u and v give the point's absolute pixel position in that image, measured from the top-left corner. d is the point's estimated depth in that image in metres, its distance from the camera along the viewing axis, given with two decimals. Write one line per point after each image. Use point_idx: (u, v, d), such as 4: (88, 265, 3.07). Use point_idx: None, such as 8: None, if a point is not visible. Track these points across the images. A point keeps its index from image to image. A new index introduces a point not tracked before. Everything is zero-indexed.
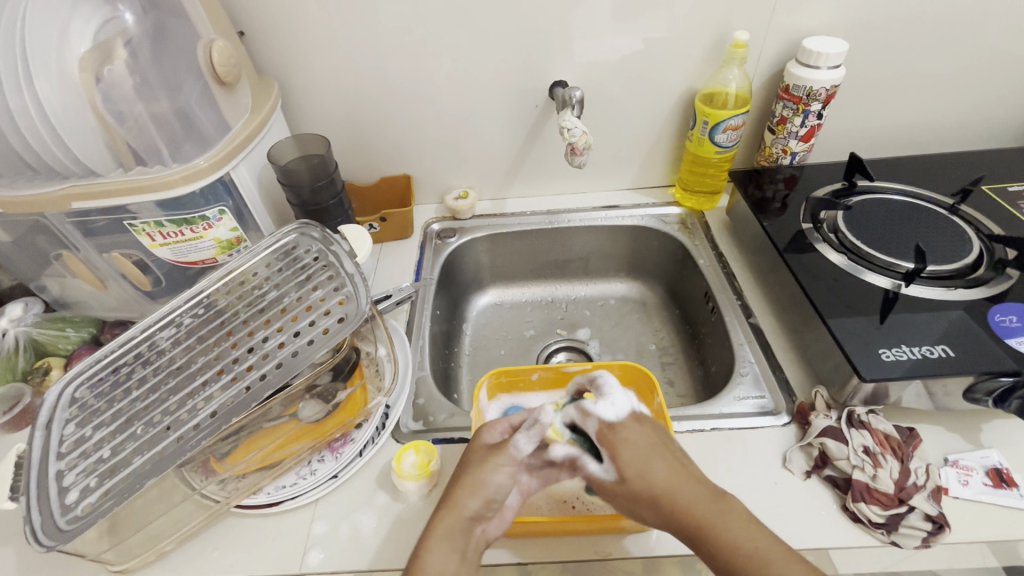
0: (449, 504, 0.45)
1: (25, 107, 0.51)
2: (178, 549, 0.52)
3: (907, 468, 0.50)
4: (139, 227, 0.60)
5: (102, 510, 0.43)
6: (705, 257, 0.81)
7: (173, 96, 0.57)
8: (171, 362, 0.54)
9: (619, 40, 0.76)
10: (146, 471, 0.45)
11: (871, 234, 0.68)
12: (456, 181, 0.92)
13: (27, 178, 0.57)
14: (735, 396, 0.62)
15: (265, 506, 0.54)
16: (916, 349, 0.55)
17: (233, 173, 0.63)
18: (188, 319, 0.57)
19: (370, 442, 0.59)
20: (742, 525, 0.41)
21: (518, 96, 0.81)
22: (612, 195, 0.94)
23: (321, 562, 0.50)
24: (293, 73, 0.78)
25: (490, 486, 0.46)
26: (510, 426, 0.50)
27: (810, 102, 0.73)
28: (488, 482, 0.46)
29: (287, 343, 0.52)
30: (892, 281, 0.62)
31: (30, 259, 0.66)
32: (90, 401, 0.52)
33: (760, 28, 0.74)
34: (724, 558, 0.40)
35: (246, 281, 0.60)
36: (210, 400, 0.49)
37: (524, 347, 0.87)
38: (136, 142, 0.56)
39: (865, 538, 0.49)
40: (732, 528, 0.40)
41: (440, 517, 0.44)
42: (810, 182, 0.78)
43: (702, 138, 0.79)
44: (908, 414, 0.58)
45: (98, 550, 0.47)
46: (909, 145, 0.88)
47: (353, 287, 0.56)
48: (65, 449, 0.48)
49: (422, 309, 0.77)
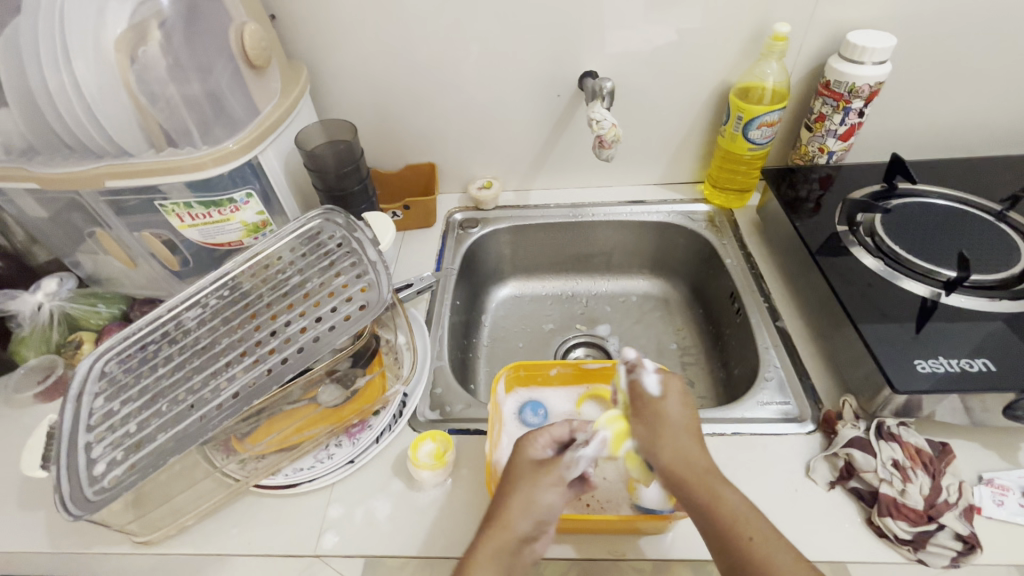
0: (494, 525, 0.41)
1: (64, 85, 0.52)
2: (198, 524, 0.53)
3: (939, 484, 0.49)
4: (169, 207, 0.61)
5: (127, 483, 0.44)
6: (733, 256, 0.79)
7: (205, 77, 0.57)
8: (196, 341, 0.55)
9: (653, 30, 0.74)
10: (170, 448, 0.46)
11: (911, 239, 0.65)
12: (481, 171, 0.91)
13: (63, 156, 0.58)
14: (758, 400, 0.60)
15: (282, 487, 0.55)
16: (954, 362, 0.53)
17: (261, 157, 0.64)
18: (214, 300, 0.59)
19: (387, 429, 0.59)
20: (765, 519, 0.40)
21: (547, 85, 0.80)
22: (638, 190, 0.92)
23: (336, 545, 0.51)
24: (322, 57, 0.78)
25: (540, 504, 0.42)
26: (554, 439, 0.46)
27: (852, 99, 0.70)
28: (540, 495, 0.42)
29: (309, 327, 0.53)
30: (931, 289, 0.59)
31: (65, 235, 0.68)
32: (119, 375, 0.53)
33: (802, 20, 0.71)
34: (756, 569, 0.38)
35: (270, 265, 0.61)
36: (233, 380, 0.50)
37: (543, 340, 0.86)
38: (168, 123, 0.57)
39: (890, 553, 0.47)
40: (777, 556, 0.38)
41: (488, 534, 0.41)
42: (847, 183, 0.75)
43: (735, 134, 0.77)
44: (941, 428, 0.55)
45: (123, 521, 0.49)
46: (953, 147, 0.84)
47: (375, 274, 0.56)
48: (94, 422, 0.49)
49: (443, 298, 0.76)
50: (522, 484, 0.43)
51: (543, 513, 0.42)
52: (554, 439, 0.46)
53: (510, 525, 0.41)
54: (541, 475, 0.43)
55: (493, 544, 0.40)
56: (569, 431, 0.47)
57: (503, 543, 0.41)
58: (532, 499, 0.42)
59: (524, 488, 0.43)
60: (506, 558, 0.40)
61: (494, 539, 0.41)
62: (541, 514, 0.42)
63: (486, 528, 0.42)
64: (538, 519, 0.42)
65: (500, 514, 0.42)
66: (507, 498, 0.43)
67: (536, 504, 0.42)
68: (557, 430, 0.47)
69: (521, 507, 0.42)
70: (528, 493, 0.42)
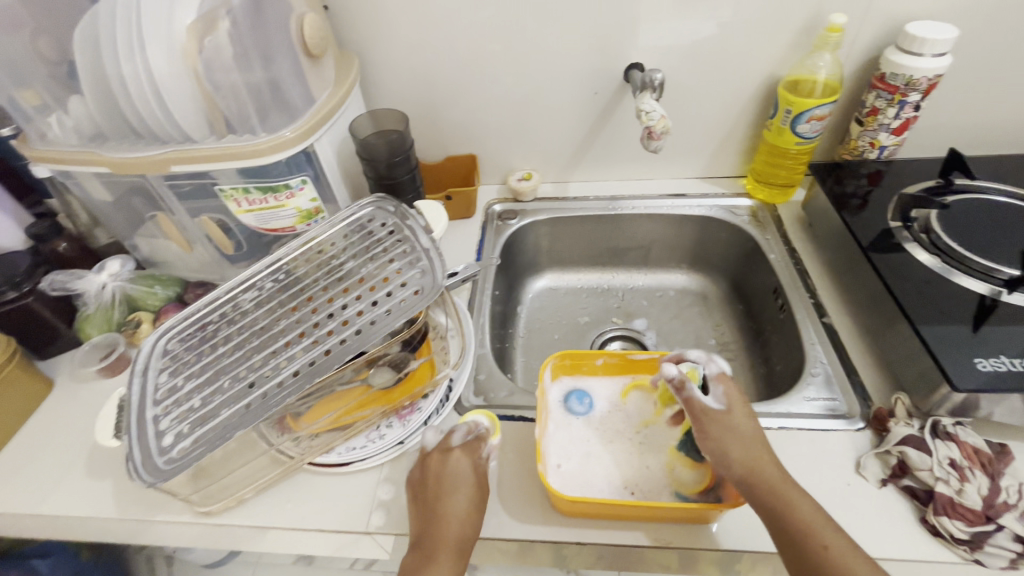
0: (436, 529, 0.46)
1: (137, 73, 0.54)
2: (255, 498, 0.55)
3: (998, 485, 0.47)
4: (227, 193, 0.63)
5: (195, 454, 0.47)
6: (777, 251, 0.78)
7: (267, 66, 0.58)
8: (254, 322, 0.57)
9: (702, 21, 0.73)
10: (234, 422, 0.48)
11: (968, 236, 0.64)
12: (520, 163, 0.92)
13: (131, 142, 0.61)
14: (804, 395, 0.60)
15: (336, 465, 0.57)
16: (1016, 361, 0.51)
17: (316, 146, 0.65)
18: (269, 284, 0.61)
19: (435, 412, 0.60)
20: (837, 526, 0.42)
21: (591, 77, 0.80)
22: (678, 183, 0.91)
23: (386, 524, 0.53)
24: (370, 48, 0.79)
25: (459, 497, 0.48)
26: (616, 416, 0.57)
27: (908, 92, 0.69)
28: (455, 495, 0.48)
29: (365, 311, 0.53)
30: (991, 287, 0.58)
31: (127, 218, 0.71)
32: (181, 353, 0.56)
33: (859, 11, 0.70)
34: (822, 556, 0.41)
35: (323, 251, 0.62)
36: (292, 360, 0.52)
37: (580, 332, 0.87)
38: (230, 110, 0.58)
39: (945, 552, 0.47)
40: (828, 526, 0.42)
41: (437, 534, 0.45)
42: (899, 178, 0.74)
43: (783, 128, 0.76)
44: (998, 429, 0.54)
45: (186, 492, 0.52)
46: (1010, 143, 0.82)
47: (429, 261, 0.57)
48: (161, 396, 0.52)
49: (484, 288, 0.77)
50: (454, 488, 0.48)
51: (471, 509, 0.47)
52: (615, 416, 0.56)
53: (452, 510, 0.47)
54: (465, 482, 0.48)
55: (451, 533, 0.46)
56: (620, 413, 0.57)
57: (448, 542, 0.45)
58: (453, 498, 0.47)
59: (445, 485, 0.48)
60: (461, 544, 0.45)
61: (438, 540, 0.45)
62: (459, 517, 0.47)
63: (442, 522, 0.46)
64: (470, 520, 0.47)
65: (440, 516, 0.46)
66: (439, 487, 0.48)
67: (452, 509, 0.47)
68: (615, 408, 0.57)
69: (452, 506, 0.47)
70: (449, 489, 0.48)
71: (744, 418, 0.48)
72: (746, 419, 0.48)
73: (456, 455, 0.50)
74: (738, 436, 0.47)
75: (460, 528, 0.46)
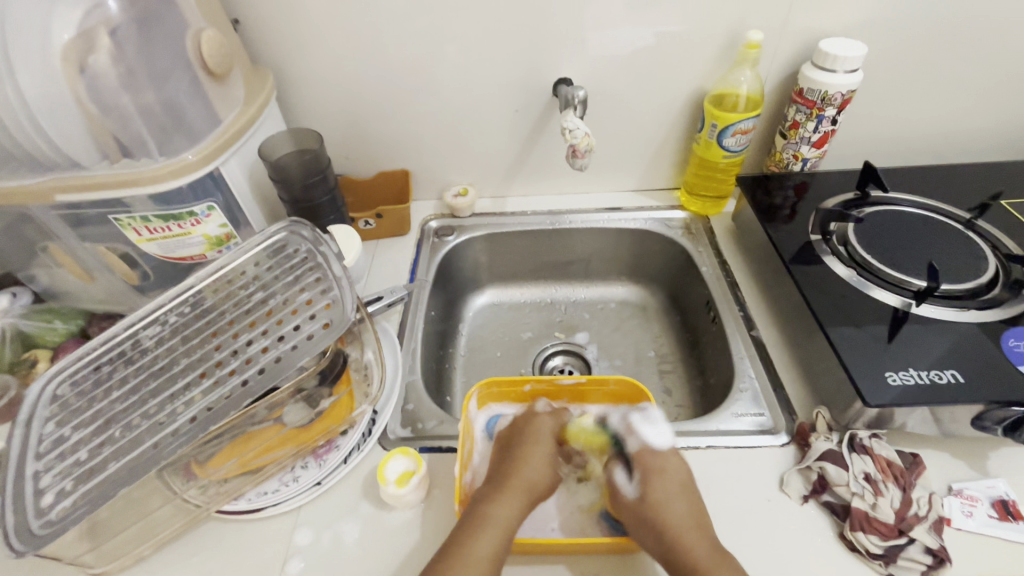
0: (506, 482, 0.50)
1: (7, 95, 0.49)
2: (157, 554, 0.51)
3: (909, 497, 0.49)
4: (125, 221, 0.59)
5: (75, 516, 0.42)
6: (709, 264, 0.79)
7: (160, 86, 0.55)
8: (154, 362, 0.53)
9: (626, 37, 0.73)
10: (122, 477, 0.44)
11: (882, 248, 0.65)
12: (457, 178, 0.90)
13: (11, 169, 0.56)
14: (732, 412, 0.60)
15: (245, 513, 0.53)
16: (923, 373, 0.53)
17: (223, 168, 0.62)
18: (174, 318, 0.56)
19: (356, 449, 0.57)
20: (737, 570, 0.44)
21: (522, 91, 0.79)
22: (615, 196, 0.91)
23: (302, 572, 0.50)
24: (289, 62, 0.75)
25: (534, 473, 0.51)
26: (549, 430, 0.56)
27: (824, 106, 0.70)
28: (532, 473, 0.51)
29: (271, 347, 0.51)
30: (902, 299, 0.60)
31: (18, 248, 0.65)
32: (71, 399, 0.51)
33: (775, 29, 0.71)
34: None
35: (234, 280, 0.59)
36: (190, 404, 0.48)
37: (521, 349, 0.85)
38: (122, 135, 0.54)
39: (862, 567, 0.47)
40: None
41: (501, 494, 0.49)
42: (821, 190, 0.75)
43: (710, 141, 0.76)
44: (912, 438, 0.55)
45: (76, 553, 0.47)
46: (924, 153, 0.85)
47: (340, 290, 0.54)
48: (42, 449, 0.47)
49: (417, 309, 0.75)
50: (522, 466, 0.51)
51: (536, 485, 0.51)
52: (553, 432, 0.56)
53: (512, 486, 0.49)
54: (522, 459, 0.52)
55: (491, 511, 0.47)
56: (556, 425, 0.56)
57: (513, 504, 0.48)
58: (526, 477, 0.50)
59: (525, 464, 0.52)
60: (504, 524, 0.47)
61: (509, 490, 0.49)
62: (532, 490, 0.50)
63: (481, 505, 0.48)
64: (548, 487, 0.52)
65: (515, 474, 0.50)
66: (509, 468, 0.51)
67: (523, 486, 0.50)
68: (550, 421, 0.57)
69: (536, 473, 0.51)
70: (524, 468, 0.51)
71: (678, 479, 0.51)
72: (688, 486, 0.51)
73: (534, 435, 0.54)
74: (677, 494, 0.49)
75: (511, 505, 0.48)
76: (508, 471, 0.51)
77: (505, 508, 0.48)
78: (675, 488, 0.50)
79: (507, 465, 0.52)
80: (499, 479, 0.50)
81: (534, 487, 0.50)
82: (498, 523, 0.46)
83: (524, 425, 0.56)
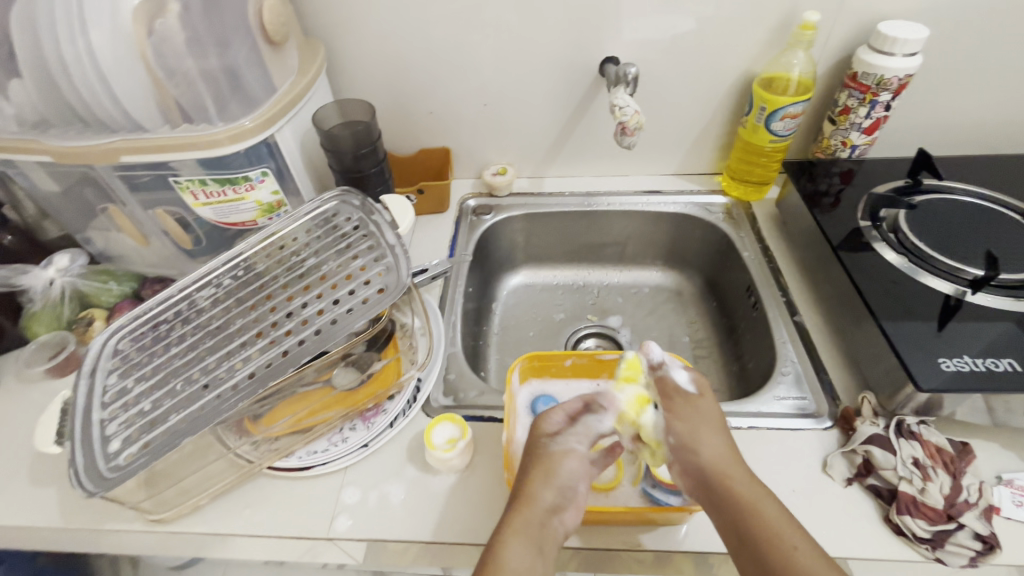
0: (522, 499, 0.45)
1: (80, 57, 0.51)
2: (212, 504, 0.53)
3: (959, 483, 0.48)
4: (183, 184, 0.60)
5: (142, 462, 0.44)
6: (750, 250, 0.78)
7: (223, 52, 0.56)
8: (210, 321, 0.54)
9: (677, 17, 0.72)
10: (185, 427, 0.45)
11: (935, 236, 0.64)
12: (496, 157, 0.90)
13: (77, 130, 0.57)
14: (774, 395, 0.60)
15: (296, 470, 0.54)
16: (979, 361, 0.52)
17: (277, 136, 0.63)
18: (228, 281, 0.58)
19: (401, 414, 0.59)
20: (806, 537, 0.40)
21: (567, 69, 0.78)
22: (654, 180, 0.91)
23: (349, 529, 0.51)
24: (338, 36, 0.76)
25: (560, 474, 0.46)
26: (566, 414, 0.50)
27: (879, 91, 0.69)
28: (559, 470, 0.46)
29: (326, 310, 0.53)
30: (956, 287, 0.59)
31: (76, 210, 0.68)
32: (132, 353, 0.52)
33: (831, 10, 0.70)
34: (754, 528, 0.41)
35: (285, 246, 0.60)
36: (248, 361, 0.50)
37: (554, 329, 0.86)
38: (184, 99, 0.56)
39: (907, 552, 0.47)
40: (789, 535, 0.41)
41: (515, 513, 0.44)
42: (869, 177, 0.74)
43: (757, 125, 0.75)
44: (961, 427, 0.55)
45: (136, 499, 0.49)
46: (976, 143, 0.83)
47: (394, 258, 0.56)
48: (108, 399, 0.48)
49: (456, 285, 0.76)
50: (540, 462, 0.47)
51: (564, 482, 0.46)
52: (567, 415, 0.50)
53: (535, 499, 0.44)
54: (547, 457, 0.47)
55: (521, 522, 0.43)
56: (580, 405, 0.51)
57: (531, 517, 0.43)
58: (549, 477, 0.46)
59: (541, 462, 0.47)
60: (536, 535, 0.43)
61: (523, 512, 0.44)
62: (560, 496, 0.45)
63: (506, 517, 0.44)
64: (560, 489, 0.45)
65: (527, 491, 0.45)
66: (530, 472, 0.46)
67: (546, 498, 0.45)
68: (569, 406, 0.51)
69: (543, 478, 0.46)
70: (548, 464, 0.47)
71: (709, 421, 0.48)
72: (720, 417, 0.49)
73: (546, 452, 0.47)
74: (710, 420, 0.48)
75: (538, 506, 0.44)
76: (529, 475, 0.46)
77: (531, 513, 0.44)
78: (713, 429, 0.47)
79: (526, 465, 0.47)
80: (524, 485, 0.46)
81: (566, 492, 0.46)
82: (531, 534, 0.43)
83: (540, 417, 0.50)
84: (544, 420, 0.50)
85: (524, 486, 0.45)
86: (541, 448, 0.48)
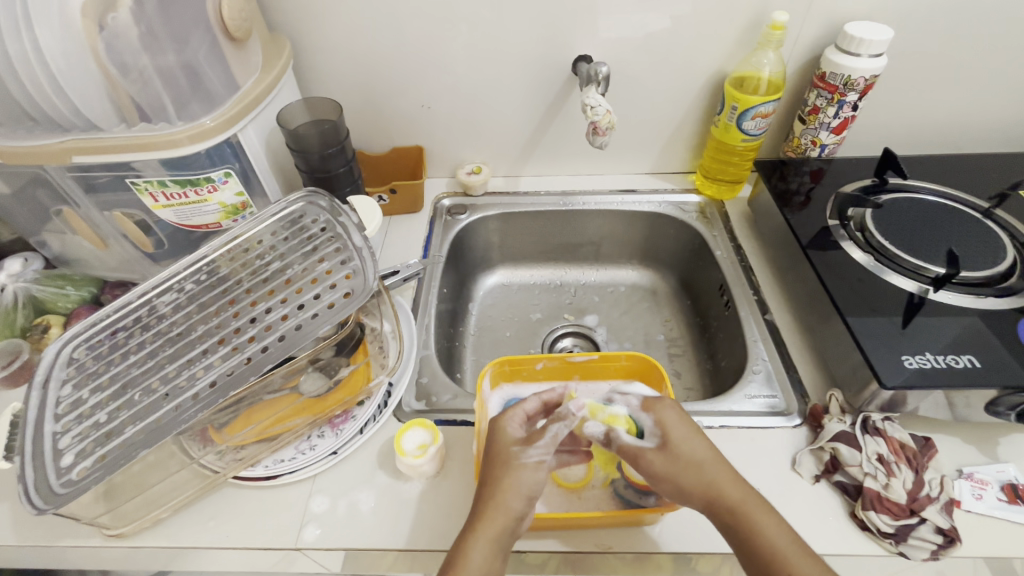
0: (489, 508, 0.43)
1: (25, 53, 0.49)
2: (174, 517, 0.52)
3: (922, 479, 0.49)
4: (142, 186, 0.58)
5: (97, 476, 0.42)
6: (723, 248, 0.78)
7: (180, 49, 0.54)
8: (172, 328, 0.52)
9: (647, 16, 0.72)
10: (142, 440, 0.44)
11: (900, 235, 0.65)
12: (470, 156, 0.89)
13: (26, 129, 0.55)
14: (745, 393, 0.60)
15: (261, 479, 0.53)
16: (940, 358, 0.53)
17: (240, 136, 0.61)
18: (190, 285, 0.56)
19: (372, 419, 0.58)
20: (778, 525, 0.42)
21: (540, 68, 0.78)
22: (629, 179, 0.91)
23: (318, 539, 0.50)
24: (306, 32, 0.74)
25: (529, 483, 0.44)
26: (525, 415, 0.50)
27: (847, 91, 0.70)
28: (524, 479, 0.44)
29: (291, 315, 0.51)
30: (919, 285, 0.60)
31: (29, 213, 0.65)
32: (88, 362, 0.50)
33: (799, 11, 0.70)
34: (765, 552, 0.41)
35: (250, 249, 0.58)
36: (210, 369, 0.48)
37: (531, 329, 0.85)
38: (140, 97, 0.54)
39: (872, 546, 0.48)
40: (768, 530, 0.42)
41: (484, 519, 0.43)
42: (838, 176, 0.75)
43: (729, 125, 0.76)
44: (924, 422, 0.56)
45: (93, 514, 0.47)
46: (940, 143, 0.85)
47: (361, 261, 0.55)
48: (62, 411, 0.46)
49: (429, 286, 0.75)
50: (510, 470, 0.44)
51: (531, 491, 0.44)
52: (525, 415, 0.50)
53: (504, 508, 0.43)
54: (514, 466, 0.45)
55: (488, 529, 0.42)
56: (540, 404, 0.51)
57: (499, 527, 0.42)
58: (515, 489, 0.44)
59: (509, 474, 0.44)
60: (501, 540, 0.42)
61: (491, 517, 0.42)
62: (526, 500, 0.44)
63: (469, 527, 0.43)
64: (527, 499, 0.44)
65: (492, 500, 0.43)
66: (497, 479, 0.44)
67: (513, 501, 0.43)
68: (528, 407, 0.50)
69: (510, 491, 0.44)
70: (516, 473, 0.44)
71: (689, 436, 0.46)
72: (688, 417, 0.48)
73: (514, 460, 0.45)
74: (689, 434, 0.46)
75: (508, 518, 0.43)
76: (497, 485, 0.44)
77: (500, 523, 0.43)
78: (689, 425, 0.47)
79: (492, 474, 0.45)
80: (490, 496, 0.44)
81: (530, 497, 0.44)
82: (493, 541, 0.42)
83: (500, 423, 0.48)
84: (508, 424, 0.48)
85: (492, 497, 0.43)
86: (510, 451, 0.46)
